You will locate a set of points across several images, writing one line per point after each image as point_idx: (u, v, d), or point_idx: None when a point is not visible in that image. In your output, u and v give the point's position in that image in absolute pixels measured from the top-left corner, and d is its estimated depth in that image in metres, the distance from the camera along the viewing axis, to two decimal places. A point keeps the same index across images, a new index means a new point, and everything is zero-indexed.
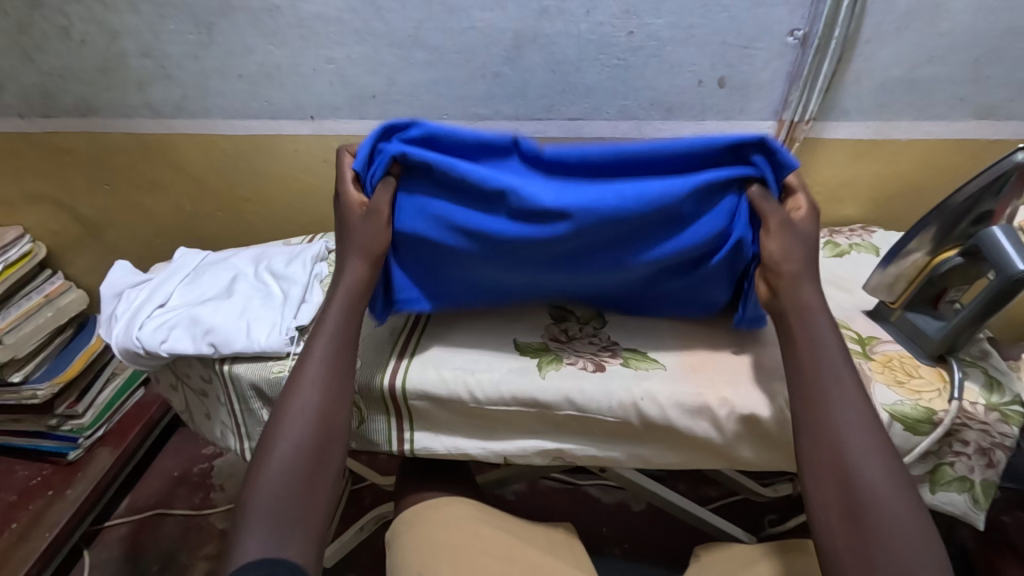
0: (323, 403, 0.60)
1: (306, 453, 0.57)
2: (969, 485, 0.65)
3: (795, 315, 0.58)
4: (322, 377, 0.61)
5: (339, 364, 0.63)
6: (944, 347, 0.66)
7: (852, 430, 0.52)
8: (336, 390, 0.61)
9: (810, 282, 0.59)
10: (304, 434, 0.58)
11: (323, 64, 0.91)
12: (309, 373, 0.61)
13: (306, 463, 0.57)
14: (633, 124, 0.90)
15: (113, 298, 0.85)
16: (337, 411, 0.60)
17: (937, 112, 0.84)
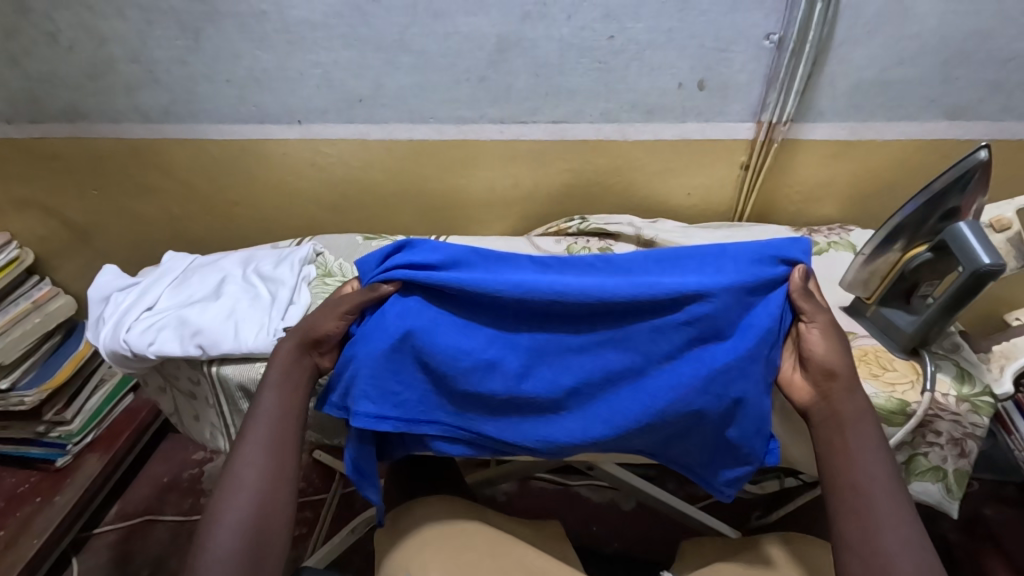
0: (265, 483, 0.61)
1: (250, 521, 0.59)
2: (942, 474, 0.67)
3: (845, 422, 0.58)
4: (262, 452, 0.63)
5: (283, 435, 0.64)
6: (917, 340, 0.68)
7: (885, 523, 0.53)
8: (276, 459, 0.63)
9: (859, 393, 0.60)
10: (237, 523, 0.58)
11: (309, 68, 0.92)
12: (249, 450, 0.63)
13: (249, 532, 0.58)
14: (616, 126, 0.92)
15: (101, 301, 0.85)
16: (278, 482, 0.62)
17: (911, 113, 0.86)
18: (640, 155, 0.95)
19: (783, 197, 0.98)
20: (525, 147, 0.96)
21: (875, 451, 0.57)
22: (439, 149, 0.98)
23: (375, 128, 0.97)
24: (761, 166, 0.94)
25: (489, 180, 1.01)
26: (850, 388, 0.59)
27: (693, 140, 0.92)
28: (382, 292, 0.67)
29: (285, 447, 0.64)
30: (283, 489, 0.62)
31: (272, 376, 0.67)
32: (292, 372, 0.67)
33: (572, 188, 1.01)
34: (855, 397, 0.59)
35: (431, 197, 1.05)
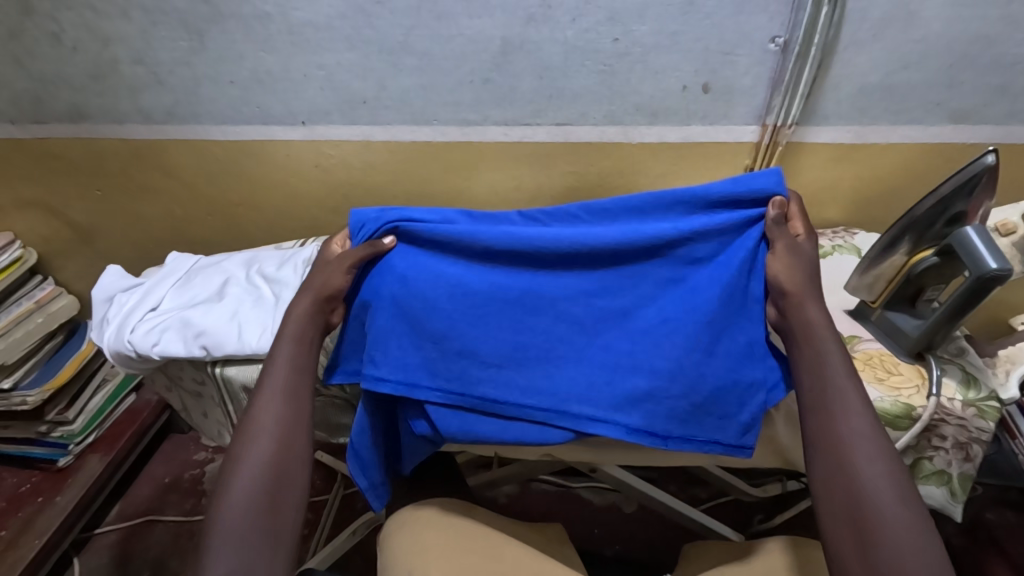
0: (282, 424, 0.62)
1: (265, 473, 0.59)
2: (947, 478, 0.66)
3: (812, 358, 0.59)
4: (273, 406, 0.63)
5: (289, 385, 0.65)
6: (922, 345, 0.68)
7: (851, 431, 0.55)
8: (285, 411, 0.63)
9: (813, 300, 0.62)
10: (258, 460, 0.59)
11: (313, 70, 0.92)
12: (264, 400, 0.64)
13: (263, 484, 0.58)
14: (620, 128, 0.92)
15: (105, 302, 0.85)
16: (291, 432, 0.62)
17: (915, 116, 0.86)
18: (644, 157, 0.95)
19: (787, 200, 0.98)
20: (528, 149, 0.96)
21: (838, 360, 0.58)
22: (442, 150, 0.98)
23: (379, 129, 0.97)
24: (764, 169, 0.94)
25: (492, 182, 1.01)
26: (809, 307, 0.61)
27: (697, 142, 0.92)
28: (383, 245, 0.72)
29: (295, 398, 0.65)
30: (301, 432, 0.63)
31: (289, 326, 0.69)
32: (307, 321, 0.69)
33: (575, 191, 1.01)
34: (810, 307, 0.61)
35: (435, 199, 1.05)
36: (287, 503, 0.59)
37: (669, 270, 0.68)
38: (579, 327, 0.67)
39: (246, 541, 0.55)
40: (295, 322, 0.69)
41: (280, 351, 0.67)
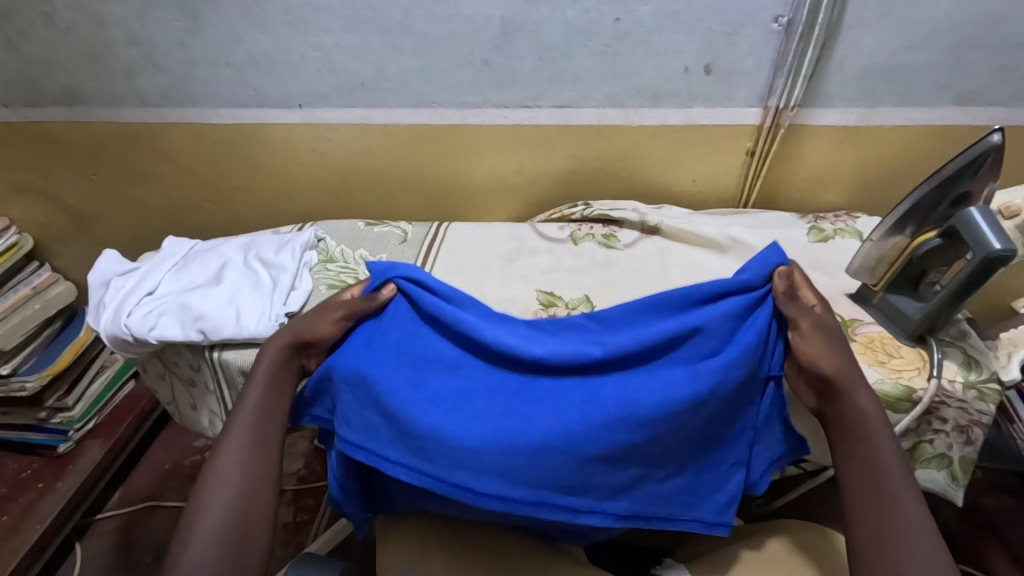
0: (247, 474, 0.59)
1: (229, 522, 0.56)
2: (947, 461, 0.67)
3: (857, 418, 0.57)
4: (245, 446, 0.61)
5: (262, 431, 0.63)
6: (924, 327, 0.67)
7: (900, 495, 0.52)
8: (258, 458, 0.61)
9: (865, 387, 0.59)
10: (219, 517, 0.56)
11: (310, 52, 0.90)
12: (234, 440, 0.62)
13: (229, 533, 0.56)
14: (621, 111, 0.91)
15: (101, 286, 0.84)
16: (262, 478, 0.60)
17: (919, 98, 0.85)
18: (645, 140, 0.94)
19: (788, 184, 0.97)
20: (528, 132, 0.95)
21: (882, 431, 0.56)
22: (441, 134, 0.97)
23: (377, 112, 0.96)
24: (767, 153, 0.93)
25: (492, 166, 1.01)
26: (855, 385, 0.59)
27: (698, 125, 0.91)
28: (380, 298, 0.70)
29: (266, 446, 0.63)
30: (267, 486, 0.60)
31: (260, 372, 0.67)
32: (280, 373, 0.68)
33: (575, 174, 1.00)
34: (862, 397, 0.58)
35: (434, 183, 1.05)
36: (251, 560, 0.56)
37: (679, 307, 0.64)
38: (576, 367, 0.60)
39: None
40: (264, 365, 0.68)
41: (251, 396, 0.65)
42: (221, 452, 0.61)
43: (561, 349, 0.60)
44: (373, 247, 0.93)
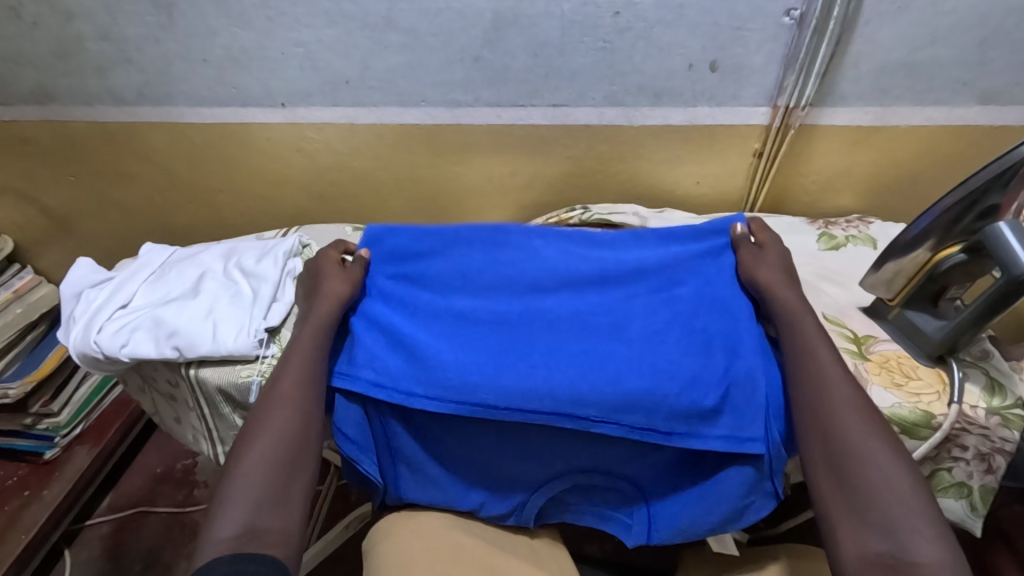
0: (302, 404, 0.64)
1: (282, 453, 0.61)
2: (967, 490, 0.63)
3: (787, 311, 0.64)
4: (298, 384, 0.65)
5: (313, 372, 0.66)
6: (944, 347, 0.63)
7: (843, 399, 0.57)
8: (311, 399, 0.65)
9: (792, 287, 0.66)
10: (279, 437, 0.61)
11: (291, 48, 0.85)
12: (288, 380, 0.65)
13: (283, 464, 0.60)
14: (620, 110, 0.86)
15: (73, 298, 0.80)
16: (310, 415, 0.64)
17: (939, 97, 0.80)
18: (647, 140, 0.89)
19: (797, 186, 0.92)
20: (523, 132, 0.90)
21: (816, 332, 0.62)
22: (432, 133, 0.92)
23: (364, 111, 0.91)
24: (775, 153, 0.88)
25: (486, 167, 0.96)
26: (781, 289, 0.66)
27: (702, 125, 0.86)
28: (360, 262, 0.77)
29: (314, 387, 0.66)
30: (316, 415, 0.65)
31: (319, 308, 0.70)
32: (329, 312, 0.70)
33: (573, 176, 0.95)
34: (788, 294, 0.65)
35: (425, 184, 1.00)
36: (302, 490, 0.60)
37: (646, 254, 0.75)
38: (566, 325, 0.68)
39: (265, 502, 0.58)
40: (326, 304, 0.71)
41: (302, 338, 0.68)
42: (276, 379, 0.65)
43: (551, 310, 0.70)
44: None
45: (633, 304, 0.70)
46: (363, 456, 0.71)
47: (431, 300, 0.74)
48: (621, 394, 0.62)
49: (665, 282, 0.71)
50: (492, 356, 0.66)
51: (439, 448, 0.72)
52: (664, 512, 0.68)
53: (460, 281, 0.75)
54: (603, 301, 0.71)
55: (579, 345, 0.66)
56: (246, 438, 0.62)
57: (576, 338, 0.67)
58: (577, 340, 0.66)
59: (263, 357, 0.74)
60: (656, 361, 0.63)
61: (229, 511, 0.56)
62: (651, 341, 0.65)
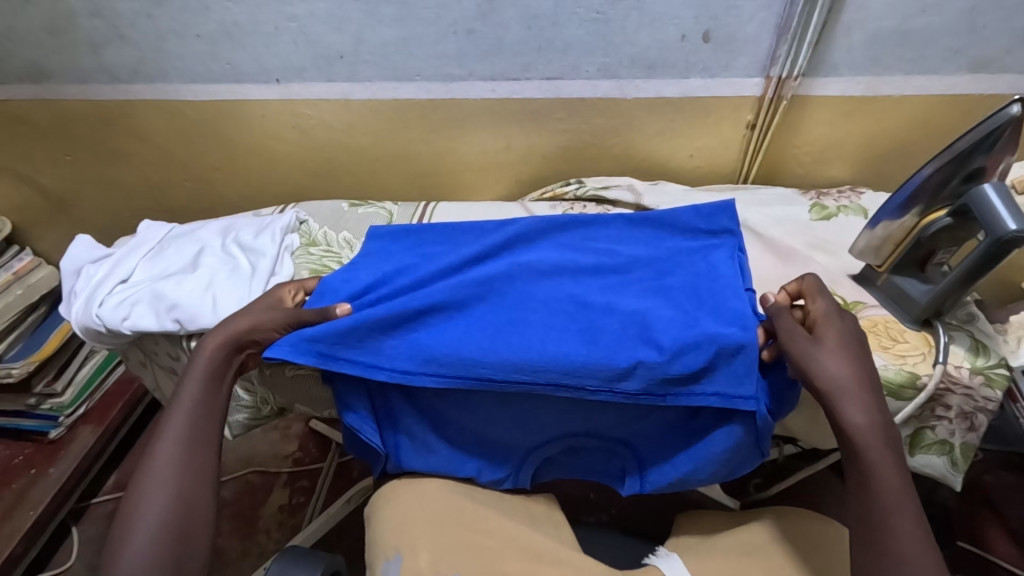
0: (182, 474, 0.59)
1: (170, 524, 0.57)
2: (949, 448, 0.64)
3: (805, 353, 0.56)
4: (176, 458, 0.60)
5: (197, 432, 0.62)
6: (930, 311, 0.64)
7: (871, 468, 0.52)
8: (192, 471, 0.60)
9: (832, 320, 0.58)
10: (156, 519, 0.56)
11: (284, 22, 0.85)
12: (168, 447, 0.60)
13: (169, 534, 0.56)
14: (614, 82, 0.86)
15: (73, 274, 0.81)
16: (190, 493, 0.59)
17: (931, 66, 0.80)
18: (640, 113, 0.89)
19: (790, 158, 0.93)
20: (518, 106, 0.91)
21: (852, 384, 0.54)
22: (426, 108, 0.93)
23: (358, 87, 0.91)
24: (768, 125, 0.88)
25: (481, 142, 0.96)
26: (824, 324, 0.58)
27: (696, 97, 0.86)
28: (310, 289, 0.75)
29: (203, 449, 0.62)
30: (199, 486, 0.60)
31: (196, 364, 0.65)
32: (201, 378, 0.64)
33: (568, 150, 0.96)
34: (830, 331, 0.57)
35: (421, 160, 1.00)
36: (193, 561, 0.57)
37: (639, 243, 0.77)
38: (559, 302, 0.70)
39: None
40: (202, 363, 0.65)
41: (184, 394, 0.63)
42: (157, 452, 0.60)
43: (545, 291, 0.71)
44: (357, 230, 0.90)
45: (628, 291, 0.71)
46: (365, 423, 0.71)
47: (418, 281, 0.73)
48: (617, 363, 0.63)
49: (663, 268, 0.73)
50: (489, 331, 0.67)
51: (441, 418, 0.74)
52: (653, 468, 0.72)
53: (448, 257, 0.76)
54: (594, 280, 0.72)
55: (572, 323, 0.67)
56: (124, 515, 0.57)
57: (571, 317, 0.68)
58: (572, 319, 0.67)
59: None
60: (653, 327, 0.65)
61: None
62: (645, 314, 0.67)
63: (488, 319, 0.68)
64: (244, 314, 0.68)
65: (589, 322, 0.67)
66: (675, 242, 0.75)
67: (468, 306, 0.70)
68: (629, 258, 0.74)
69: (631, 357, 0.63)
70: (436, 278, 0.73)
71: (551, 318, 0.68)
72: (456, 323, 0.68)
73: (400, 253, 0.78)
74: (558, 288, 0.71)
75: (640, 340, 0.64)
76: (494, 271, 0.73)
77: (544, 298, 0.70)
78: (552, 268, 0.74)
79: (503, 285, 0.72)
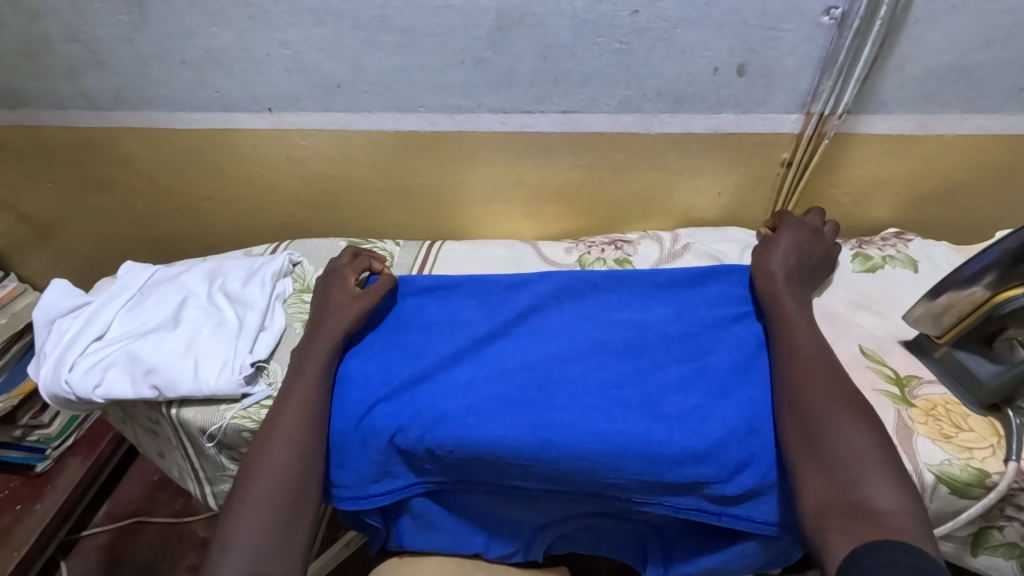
0: (304, 439, 0.60)
1: (280, 492, 0.56)
2: (1018, 551, 0.57)
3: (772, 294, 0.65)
4: (305, 414, 0.61)
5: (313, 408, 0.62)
6: (999, 396, 0.57)
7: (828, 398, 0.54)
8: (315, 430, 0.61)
9: (779, 261, 0.68)
10: (280, 474, 0.57)
11: (276, 49, 0.78)
12: (290, 412, 0.61)
13: (291, 484, 0.57)
14: (637, 117, 0.78)
15: (46, 327, 0.74)
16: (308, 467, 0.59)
17: (993, 104, 0.72)
18: (664, 149, 0.82)
19: (827, 197, 0.85)
20: (530, 140, 0.83)
21: (807, 333, 0.60)
22: (431, 141, 0.85)
23: (357, 118, 0.84)
24: (805, 165, 0.81)
25: (490, 176, 0.89)
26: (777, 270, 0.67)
27: (727, 133, 0.79)
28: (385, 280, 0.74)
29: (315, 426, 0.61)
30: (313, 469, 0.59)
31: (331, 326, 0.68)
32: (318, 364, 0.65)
33: (584, 186, 0.88)
34: (775, 268, 0.67)
35: (424, 193, 0.93)
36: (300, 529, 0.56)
37: (666, 310, 0.69)
38: (591, 390, 0.62)
39: (263, 546, 0.53)
40: (326, 334, 0.67)
41: (309, 364, 0.65)
42: (283, 424, 0.60)
43: (573, 377, 0.64)
44: None
45: (665, 373, 0.63)
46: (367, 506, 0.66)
47: (428, 356, 0.67)
48: (658, 462, 0.57)
49: (701, 346, 0.65)
50: (512, 425, 0.60)
51: (450, 500, 0.67)
52: (679, 559, 0.65)
53: (458, 328, 0.70)
54: (629, 360, 0.65)
55: (607, 419, 0.59)
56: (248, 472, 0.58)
57: (605, 404, 0.61)
58: (602, 412, 0.60)
59: (247, 395, 0.68)
60: (706, 431, 0.58)
61: (234, 549, 0.52)
62: (698, 414, 0.59)
63: (509, 407, 0.61)
64: (313, 357, 0.65)
65: (626, 415, 0.60)
66: (707, 314, 0.68)
67: (484, 392, 0.63)
68: (660, 334, 0.67)
69: (671, 452, 0.57)
70: (449, 359, 0.66)
71: (583, 406, 0.61)
72: (471, 414, 0.61)
73: (411, 323, 0.71)
74: (587, 375, 0.64)
75: (681, 432, 0.58)
76: (513, 350, 0.67)
77: (573, 383, 0.63)
78: (578, 351, 0.66)
79: (526, 364, 0.65)
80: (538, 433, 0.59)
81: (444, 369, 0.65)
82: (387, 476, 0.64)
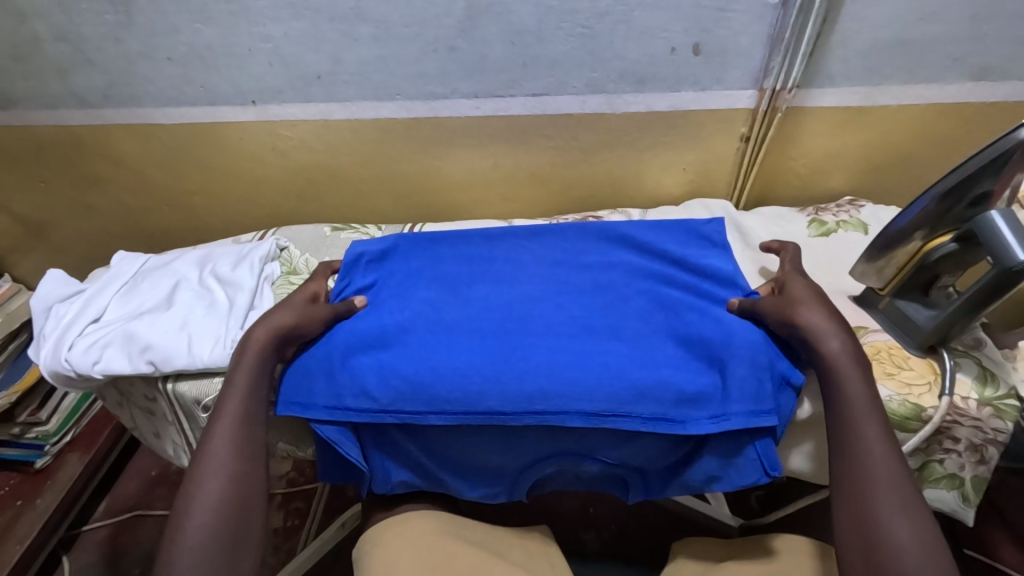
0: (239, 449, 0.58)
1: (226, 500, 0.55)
2: (959, 482, 0.63)
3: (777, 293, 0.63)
4: (230, 439, 0.58)
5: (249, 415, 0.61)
6: (936, 337, 0.62)
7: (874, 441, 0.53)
8: (249, 435, 0.59)
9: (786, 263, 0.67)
10: (219, 480, 0.56)
11: (258, 43, 0.82)
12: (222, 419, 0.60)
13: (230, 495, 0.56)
14: (603, 98, 0.83)
15: (43, 313, 0.78)
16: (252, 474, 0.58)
17: (932, 74, 0.77)
18: (630, 129, 0.86)
19: (786, 170, 0.90)
20: (503, 123, 0.87)
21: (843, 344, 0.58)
22: (410, 128, 0.89)
23: (338, 106, 0.88)
24: (762, 139, 0.86)
25: (467, 160, 0.93)
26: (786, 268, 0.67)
27: (688, 111, 0.83)
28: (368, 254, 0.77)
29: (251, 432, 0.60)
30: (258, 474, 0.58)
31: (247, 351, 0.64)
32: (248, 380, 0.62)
33: (557, 167, 0.92)
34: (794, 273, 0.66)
35: (406, 179, 0.97)
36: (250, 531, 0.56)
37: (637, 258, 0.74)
38: (562, 342, 0.64)
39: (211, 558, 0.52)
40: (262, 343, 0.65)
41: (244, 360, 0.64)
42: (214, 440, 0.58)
43: (556, 328, 0.66)
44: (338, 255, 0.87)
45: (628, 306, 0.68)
46: (343, 437, 0.64)
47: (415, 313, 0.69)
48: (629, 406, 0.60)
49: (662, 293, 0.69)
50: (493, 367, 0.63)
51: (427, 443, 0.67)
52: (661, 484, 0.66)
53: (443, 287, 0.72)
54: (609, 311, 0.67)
55: (575, 365, 0.62)
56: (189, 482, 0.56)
57: (578, 349, 0.64)
58: (574, 359, 0.63)
59: None
60: (655, 367, 0.62)
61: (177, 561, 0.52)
62: (664, 354, 0.63)
63: (490, 361, 0.63)
64: (285, 309, 0.67)
65: (600, 367, 0.62)
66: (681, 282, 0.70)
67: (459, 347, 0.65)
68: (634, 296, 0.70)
69: (626, 394, 0.60)
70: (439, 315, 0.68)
71: (563, 359, 0.63)
72: (450, 364, 0.63)
73: (398, 280, 0.74)
74: (569, 326, 0.66)
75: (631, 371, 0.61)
76: (496, 308, 0.69)
77: (550, 337, 0.65)
78: (563, 304, 0.69)
79: (512, 316, 0.68)
80: (513, 385, 0.61)
81: (432, 322, 0.68)
82: (364, 398, 0.63)
